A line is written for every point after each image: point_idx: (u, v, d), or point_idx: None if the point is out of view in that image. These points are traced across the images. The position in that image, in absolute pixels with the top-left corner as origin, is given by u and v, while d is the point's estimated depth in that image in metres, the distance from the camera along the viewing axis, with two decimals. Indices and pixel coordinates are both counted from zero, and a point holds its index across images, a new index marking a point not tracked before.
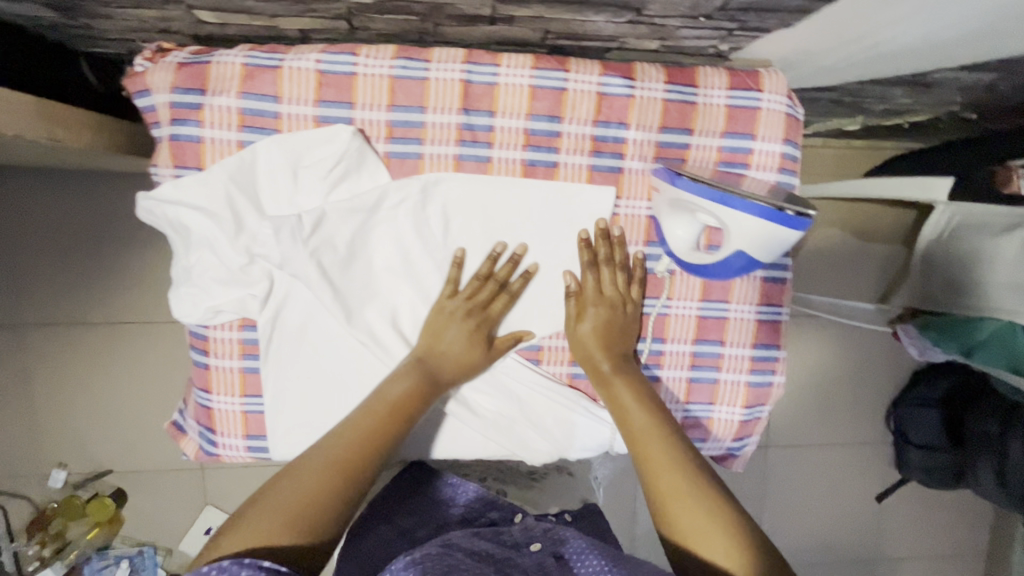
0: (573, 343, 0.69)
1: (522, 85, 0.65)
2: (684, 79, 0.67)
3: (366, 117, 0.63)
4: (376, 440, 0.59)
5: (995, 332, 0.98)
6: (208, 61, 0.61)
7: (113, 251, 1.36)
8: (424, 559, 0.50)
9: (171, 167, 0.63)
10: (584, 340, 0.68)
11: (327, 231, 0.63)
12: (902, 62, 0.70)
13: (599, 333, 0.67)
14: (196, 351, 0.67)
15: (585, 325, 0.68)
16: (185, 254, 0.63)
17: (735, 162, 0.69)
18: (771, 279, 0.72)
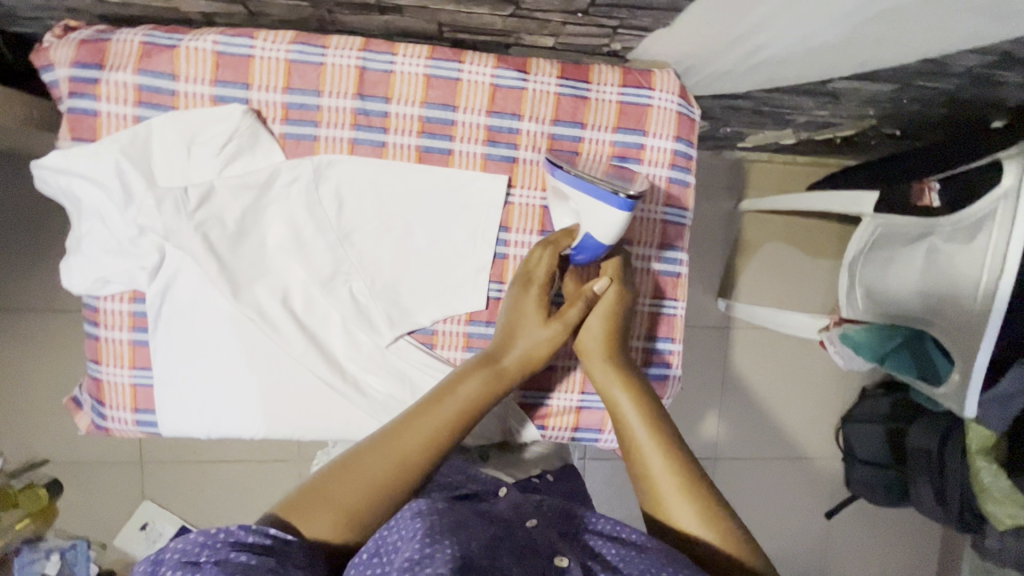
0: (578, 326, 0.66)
1: (418, 75, 0.67)
2: (577, 75, 0.70)
3: (263, 98, 0.65)
4: (445, 438, 0.56)
5: (906, 339, 1.01)
6: (109, 39, 0.63)
7: (62, 239, 1.38)
8: (433, 510, 0.47)
9: (68, 139, 0.65)
10: (588, 322, 0.65)
11: (216, 205, 0.64)
12: (792, 68, 0.73)
13: (604, 320, 0.65)
14: (88, 323, 0.68)
15: (591, 312, 0.65)
16: (77, 223, 0.64)
17: (628, 157, 0.72)
18: (664, 273, 0.75)
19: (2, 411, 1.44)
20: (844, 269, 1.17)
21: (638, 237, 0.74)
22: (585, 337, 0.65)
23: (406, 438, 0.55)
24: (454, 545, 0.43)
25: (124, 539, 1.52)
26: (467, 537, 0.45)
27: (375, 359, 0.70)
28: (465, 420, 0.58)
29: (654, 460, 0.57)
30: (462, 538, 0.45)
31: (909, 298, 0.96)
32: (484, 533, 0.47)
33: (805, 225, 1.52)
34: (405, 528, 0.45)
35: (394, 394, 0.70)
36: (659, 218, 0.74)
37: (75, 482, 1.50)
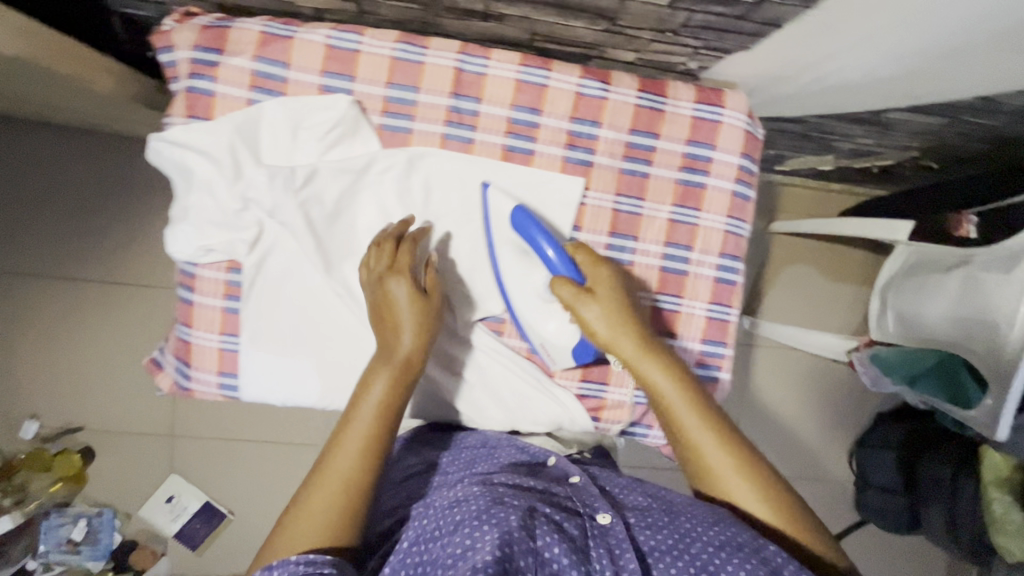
0: (585, 323, 0.69)
1: (508, 79, 0.72)
2: (655, 89, 0.74)
3: (365, 91, 0.70)
4: (372, 445, 0.61)
5: (941, 363, 1.04)
6: (230, 26, 0.68)
7: (117, 212, 1.43)
8: (472, 499, 0.58)
9: (183, 116, 0.70)
10: (597, 321, 0.68)
11: (316, 186, 0.69)
12: (853, 97, 0.78)
13: (610, 317, 0.68)
14: (183, 288, 0.72)
15: (595, 310, 0.68)
16: (185, 194, 0.69)
17: (696, 169, 0.76)
18: (722, 281, 0.79)
19: (40, 376, 1.46)
20: (876, 294, 1.21)
21: (700, 244, 0.78)
22: (607, 334, 0.68)
23: (340, 456, 0.60)
24: (491, 523, 0.53)
25: (149, 510, 1.53)
26: (503, 513, 0.54)
27: (449, 343, 0.77)
28: (387, 417, 0.63)
29: (710, 446, 0.64)
30: (497, 514, 0.54)
31: (941, 323, 1.00)
32: (520, 505, 0.57)
33: (832, 249, 1.56)
34: (447, 517, 0.56)
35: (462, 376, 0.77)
36: (719, 228, 0.78)
37: (108, 451, 1.51)
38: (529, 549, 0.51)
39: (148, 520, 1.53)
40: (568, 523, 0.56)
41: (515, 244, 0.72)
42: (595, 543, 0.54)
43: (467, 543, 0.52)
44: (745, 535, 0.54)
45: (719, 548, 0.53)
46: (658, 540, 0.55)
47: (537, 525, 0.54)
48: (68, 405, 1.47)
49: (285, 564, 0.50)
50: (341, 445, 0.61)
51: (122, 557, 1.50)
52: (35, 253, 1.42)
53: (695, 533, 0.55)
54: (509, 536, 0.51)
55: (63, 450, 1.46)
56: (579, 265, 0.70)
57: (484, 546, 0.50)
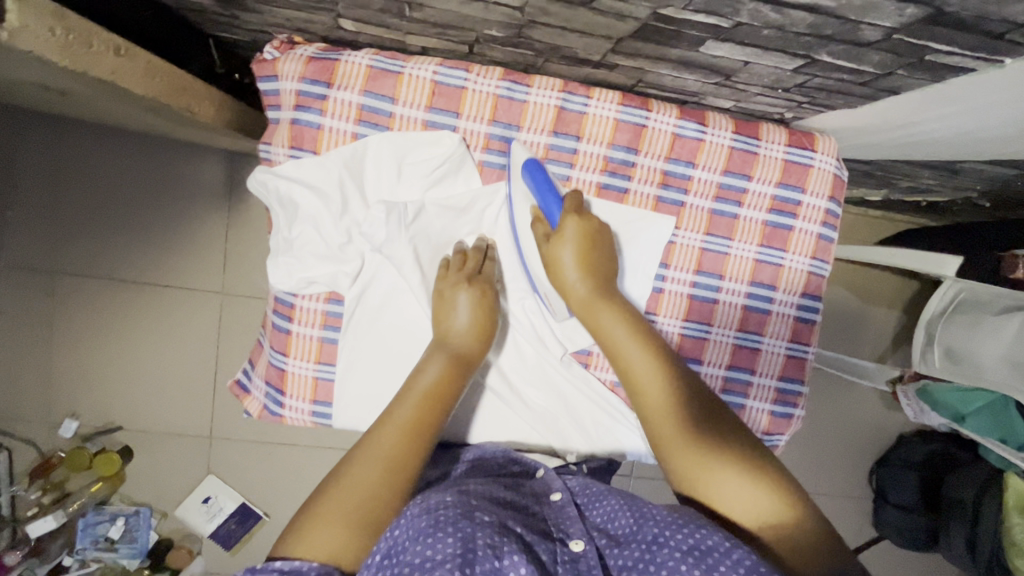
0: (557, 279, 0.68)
1: (608, 117, 0.73)
2: (749, 131, 0.75)
3: (469, 127, 0.71)
4: (418, 430, 0.61)
5: (990, 404, 1.08)
6: (337, 59, 0.68)
7: (162, 214, 1.42)
8: (440, 509, 0.52)
9: (286, 148, 0.70)
10: (568, 278, 0.68)
11: (423, 222, 0.71)
12: (938, 150, 0.79)
13: (586, 274, 0.68)
14: (280, 317, 0.73)
15: (568, 268, 0.67)
16: (288, 227, 0.70)
17: (785, 211, 0.77)
18: (802, 319, 0.81)
19: (82, 374, 1.46)
20: (921, 325, 1.23)
21: (784, 284, 0.79)
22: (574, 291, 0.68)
23: (382, 433, 0.60)
24: (456, 536, 0.48)
25: (185, 511, 1.50)
26: (471, 528, 0.49)
27: (535, 373, 0.79)
28: (436, 403, 0.63)
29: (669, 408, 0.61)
30: (465, 529, 0.49)
31: (995, 363, 1.02)
32: (490, 521, 0.51)
33: (870, 275, 1.58)
34: (409, 527, 0.50)
35: (550, 405, 0.79)
36: (803, 268, 0.79)
37: (145, 451, 1.49)
38: (491, 568, 0.46)
39: (185, 519, 1.51)
40: (537, 545, 0.50)
41: (522, 198, 0.70)
42: (564, 570, 0.48)
43: (426, 554, 0.46)
44: (718, 538, 0.48)
45: (686, 554, 0.47)
46: (627, 557, 0.49)
47: (505, 543, 0.48)
48: (107, 405, 1.47)
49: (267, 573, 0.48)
50: (381, 428, 0.60)
51: (161, 555, 1.47)
52: (79, 251, 1.41)
53: (662, 540, 0.49)
54: (470, 550, 0.47)
55: (101, 449, 1.46)
56: (564, 211, 0.68)
57: (445, 560, 0.45)
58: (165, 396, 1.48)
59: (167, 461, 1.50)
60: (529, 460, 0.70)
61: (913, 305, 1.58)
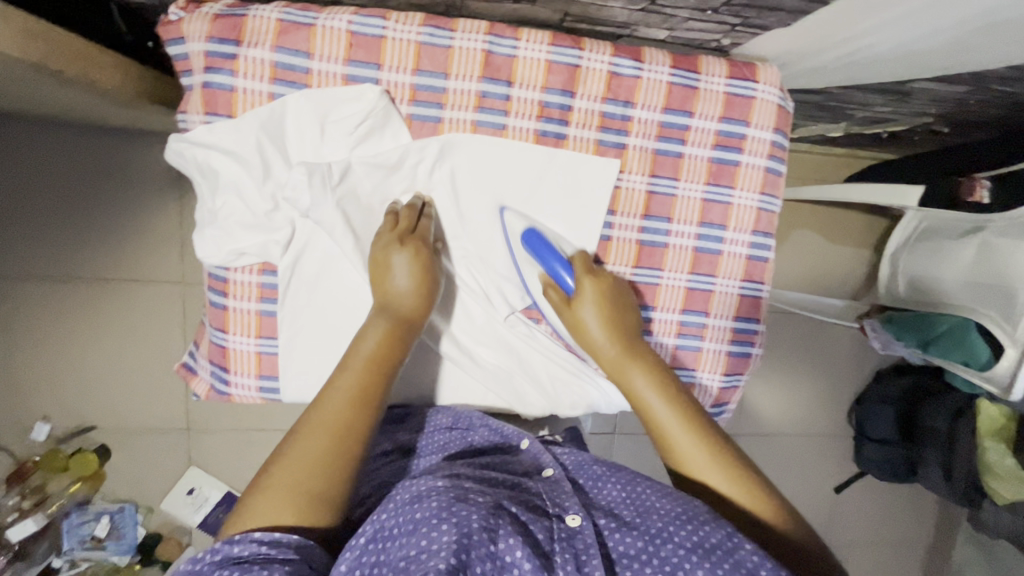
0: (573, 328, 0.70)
1: (539, 60, 0.69)
2: (688, 65, 0.72)
3: (393, 79, 0.67)
4: (367, 396, 0.60)
5: (953, 327, 1.06)
6: (244, 14, 0.64)
7: (109, 206, 1.37)
8: (433, 494, 0.54)
9: (201, 114, 0.66)
10: (586, 323, 0.69)
11: (352, 182, 0.68)
12: (882, 69, 0.77)
13: (603, 316, 0.69)
14: (215, 294, 0.70)
15: (586, 311, 0.69)
16: (211, 197, 0.67)
17: (730, 146, 0.75)
18: (755, 257, 0.79)
19: (47, 377, 1.43)
20: (885, 258, 1.27)
21: (734, 222, 0.77)
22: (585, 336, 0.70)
23: (327, 401, 0.59)
24: (450, 522, 0.49)
25: (171, 504, 1.50)
26: (465, 511, 0.51)
27: (487, 333, 0.77)
28: (381, 369, 0.62)
29: (709, 468, 0.61)
30: (459, 513, 0.51)
31: (958, 288, 1.04)
32: (484, 502, 0.53)
33: (837, 214, 1.57)
34: (404, 512, 0.52)
35: (505, 365, 0.78)
36: (753, 205, 0.77)
37: (122, 448, 1.48)
38: (487, 553, 0.48)
39: (171, 513, 1.51)
40: (533, 524, 0.52)
41: (531, 266, 0.73)
42: (562, 547, 0.50)
43: (422, 546, 0.48)
44: (720, 535, 0.49)
45: (690, 550, 0.49)
46: (627, 544, 0.51)
47: (500, 526, 0.50)
48: (77, 406, 1.44)
49: (246, 543, 0.50)
50: (324, 397, 0.59)
51: (151, 550, 1.48)
52: (27, 253, 1.37)
53: (665, 534, 0.51)
54: (466, 536, 0.48)
55: (77, 450, 1.44)
56: (575, 275, 0.70)
57: (440, 549, 0.47)
58: (135, 393, 1.46)
59: (148, 456, 1.49)
60: (511, 432, 0.71)
61: (881, 240, 1.58)
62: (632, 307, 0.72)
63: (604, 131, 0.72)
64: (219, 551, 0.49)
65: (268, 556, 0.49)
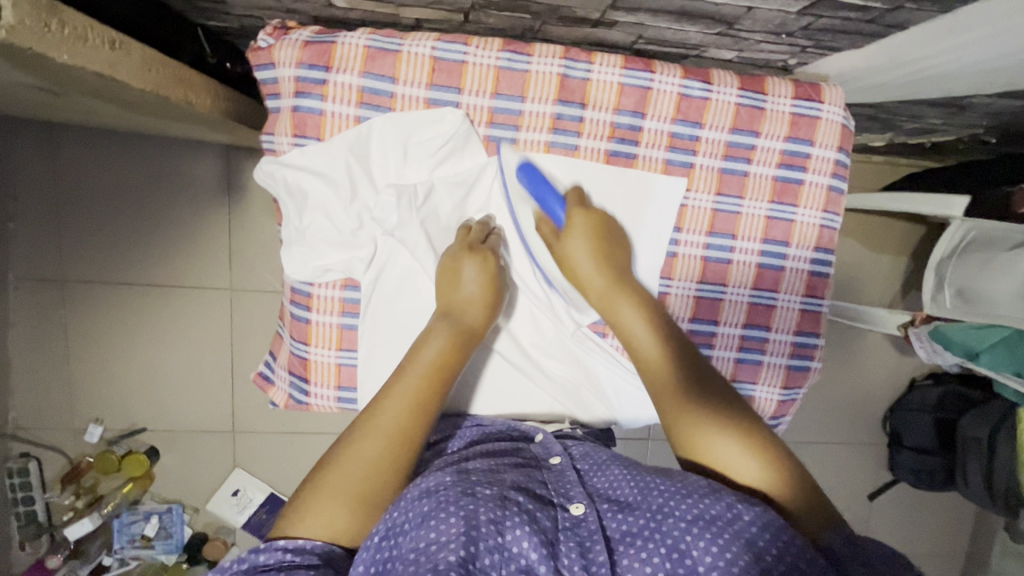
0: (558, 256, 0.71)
1: (612, 82, 0.71)
2: (755, 86, 0.74)
3: (472, 102, 0.70)
4: (427, 402, 0.61)
5: (1005, 339, 1.08)
6: (334, 41, 0.67)
7: (163, 214, 1.41)
8: (440, 489, 0.54)
9: (290, 136, 0.69)
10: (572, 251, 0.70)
11: (433, 202, 0.71)
12: (944, 86, 0.78)
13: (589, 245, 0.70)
14: (298, 307, 0.73)
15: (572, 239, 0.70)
16: (298, 217, 0.70)
17: (795, 165, 0.77)
18: (816, 273, 0.81)
19: (102, 379, 1.47)
20: (928, 269, 1.22)
21: (798, 239, 0.79)
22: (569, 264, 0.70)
23: (385, 407, 0.60)
24: (459, 515, 0.50)
25: (216, 504, 1.54)
26: (472, 505, 0.51)
27: (555, 345, 0.79)
28: (435, 378, 0.63)
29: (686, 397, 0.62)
30: (467, 505, 0.51)
31: (1008, 299, 1.04)
32: (490, 494, 0.53)
33: (874, 222, 1.57)
34: (413, 507, 0.52)
35: (572, 376, 0.80)
36: (815, 222, 0.79)
37: (171, 449, 1.52)
38: (494, 545, 0.48)
39: (216, 513, 1.54)
40: (540, 513, 0.52)
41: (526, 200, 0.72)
42: (566, 537, 0.50)
43: (431, 538, 0.48)
44: (720, 507, 0.49)
45: (691, 523, 0.49)
46: (629, 524, 0.51)
47: (507, 518, 0.50)
48: (130, 408, 1.49)
49: (270, 551, 0.51)
50: (382, 401, 0.60)
51: (196, 548, 1.50)
52: (83, 258, 1.41)
53: (666, 510, 0.51)
54: (474, 527, 0.48)
55: (129, 451, 1.48)
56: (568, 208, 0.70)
57: (449, 540, 0.48)
58: (185, 395, 1.50)
59: (196, 457, 1.53)
60: (527, 426, 0.74)
61: (920, 249, 1.58)
62: (626, 248, 0.73)
63: (673, 150, 0.74)
64: (245, 560, 0.51)
65: (292, 562, 0.50)
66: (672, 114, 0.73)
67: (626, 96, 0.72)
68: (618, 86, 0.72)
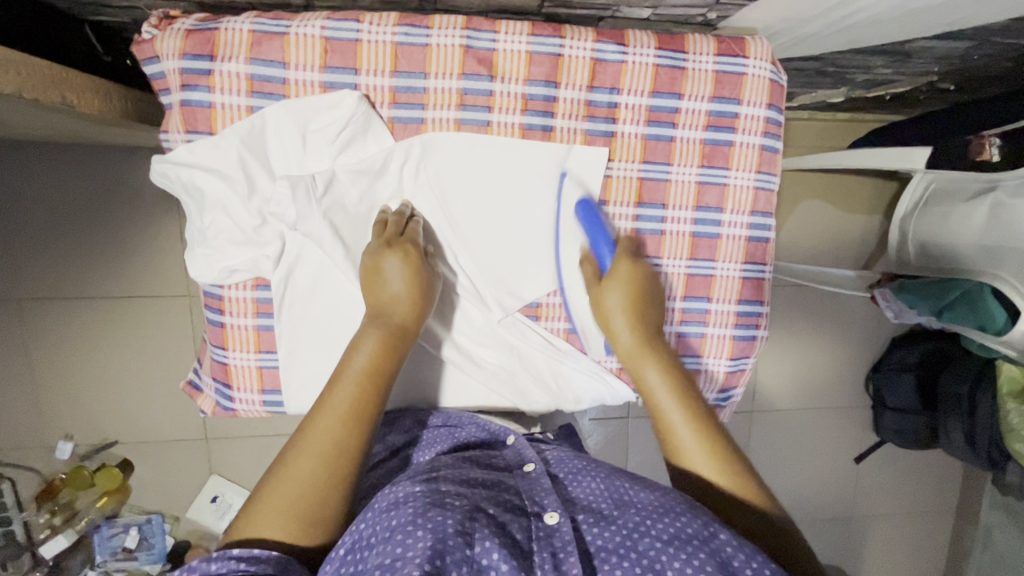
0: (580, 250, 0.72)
1: (520, 51, 0.67)
2: (674, 45, 0.70)
3: (371, 83, 0.66)
4: (361, 415, 0.58)
5: (966, 292, 1.05)
6: (216, 28, 0.63)
7: (111, 223, 1.35)
8: (410, 500, 0.51)
9: (182, 132, 0.66)
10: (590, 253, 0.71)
11: (337, 192, 0.68)
12: (876, 33, 0.75)
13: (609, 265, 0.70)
14: (211, 312, 0.71)
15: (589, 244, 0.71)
16: (199, 216, 0.67)
17: (723, 126, 0.73)
18: (755, 238, 0.77)
19: (65, 396, 1.43)
20: (895, 224, 1.22)
21: (732, 204, 0.75)
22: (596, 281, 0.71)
23: (318, 421, 0.57)
24: (427, 528, 0.47)
25: (196, 512, 1.52)
26: (441, 516, 0.48)
27: (485, 333, 0.77)
28: (374, 383, 0.60)
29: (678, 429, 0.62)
30: (436, 518, 0.48)
31: (971, 252, 1.01)
32: (461, 506, 0.51)
33: (844, 181, 1.52)
34: (381, 521, 0.50)
35: (506, 364, 0.77)
36: (750, 184, 0.75)
37: (145, 460, 1.49)
38: (464, 557, 0.46)
39: (198, 520, 1.52)
40: (511, 524, 0.51)
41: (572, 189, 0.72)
42: (540, 547, 0.49)
43: (397, 553, 0.45)
44: (695, 525, 0.49)
45: (667, 543, 0.47)
46: (605, 539, 0.49)
47: (477, 529, 0.48)
48: (98, 422, 1.46)
49: (224, 560, 0.48)
50: (318, 414, 0.57)
51: (180, 557, 1.48)
52: (34, 275, 1.36)
53: (642, 528, 0.49)
54: (441, 540, 0.46)
55: (101, 465, 1.45)
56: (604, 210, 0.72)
57: (416, 555, 0.45)
58: (151, 406, 1.46)
59: (171, 467, 1.50)
60: (498, 427, 0.72)
61: (892, 206, 1.54)
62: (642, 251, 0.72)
63: (591, 119, 0.71)
64: (195, 570, 0.47)
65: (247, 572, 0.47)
66: (584, 82, 0.69)
67: (534, 64, 0.68)
68: (526, 56, 0.67)
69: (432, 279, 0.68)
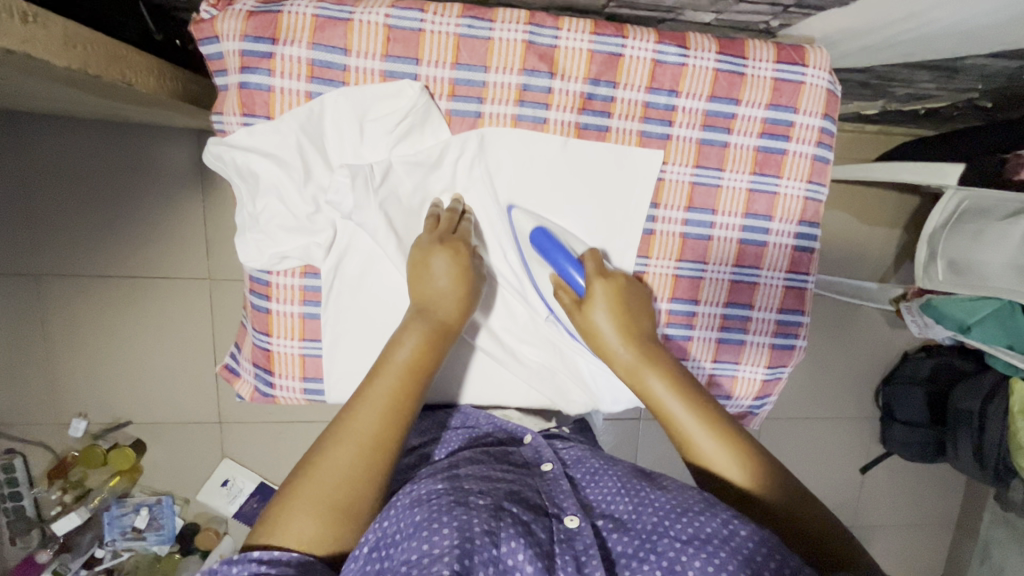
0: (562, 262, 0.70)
1: (581, 49, 0.67)
2: (734, 50, 0.69)
3: (432, 74, 0.65)
4: (399, 405, 0.58)
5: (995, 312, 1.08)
6: (279, 11, 0.62)
7: (135, 201, 1.34)
8: (433, 497, 0.51)
9: (238, 115, 0.65)
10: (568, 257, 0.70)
11: (392, 182, 0.67)
12: (932, 48, 0.75)
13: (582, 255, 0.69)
14: (258, 297, 0.70)
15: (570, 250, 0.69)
16: (252, 201, 0.67)
17: (778, 134, 0.72)
18: (801, 248, 0.77)
19: (80, 374, 1.42)
20: (923, 241, 1.21)
21: (781, 213, 0.75)
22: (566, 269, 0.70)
23: (358, 413, 0.56)
24: (452, 526, 0.47)
25: (206, 495, 1.50)
26: (466, 515, 0.48)
27: (529, 330, 0.77)
28: (413, 379, 0.60)
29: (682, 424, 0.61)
30: (460, 516, 0.48)
31: (1004, 270, 1.01)
32: (484, 504, 0.51)
33: (869, 194, 1.52)
34: (404, 517, 0.50)
35: (549, 362, 0.77)
36: (800, 194, 0.75)
37: (157, 442, 1.48)
38: (490, 557, 0.46)
39: (206, 504, 1.50)
40: (534, 524, 0.50)
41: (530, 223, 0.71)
42: (562, 550, 0.48)
43: (423, 550, 0.45)
44: (715, 524, 0.48)
45: (686, 543, 0.47)
46: (624, 544, 0.49)
47: (502, 529, 0.48)
48: (111, 401, 1.44)
49: (243, 563, 0.48)
50: (357, 404, 0.57)
51: (189, 539, 1.46)
52: (56, 250, 1.35)
53: (663, 527, 0.49)
54: (468, 539, 0.46)
55: (114, 444, 1.44)
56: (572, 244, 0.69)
57: (442, 553, 0.45)
58: (166, 388, 1.45)
59: (182, 449, 1.49)
60: (513, 426, 0.72)
61: (915, 221, 1.54)
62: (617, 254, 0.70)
63: (647, 122, 0.70)
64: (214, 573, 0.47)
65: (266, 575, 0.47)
66: (644, 82, 0.68)
67: (595, 63, 0.67)
68: (587, 54, 0.67)
69: (478, 278, 0.68)
